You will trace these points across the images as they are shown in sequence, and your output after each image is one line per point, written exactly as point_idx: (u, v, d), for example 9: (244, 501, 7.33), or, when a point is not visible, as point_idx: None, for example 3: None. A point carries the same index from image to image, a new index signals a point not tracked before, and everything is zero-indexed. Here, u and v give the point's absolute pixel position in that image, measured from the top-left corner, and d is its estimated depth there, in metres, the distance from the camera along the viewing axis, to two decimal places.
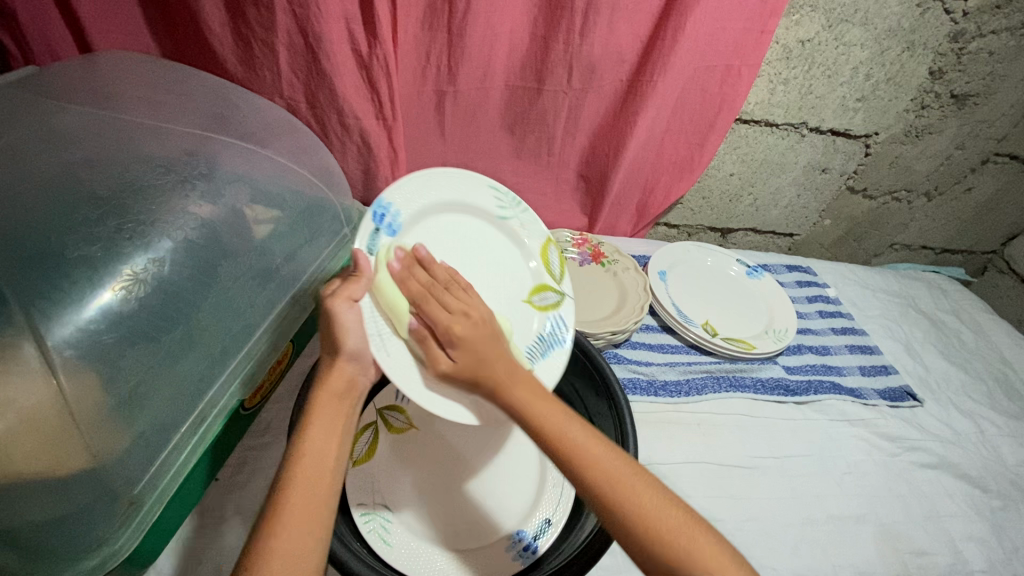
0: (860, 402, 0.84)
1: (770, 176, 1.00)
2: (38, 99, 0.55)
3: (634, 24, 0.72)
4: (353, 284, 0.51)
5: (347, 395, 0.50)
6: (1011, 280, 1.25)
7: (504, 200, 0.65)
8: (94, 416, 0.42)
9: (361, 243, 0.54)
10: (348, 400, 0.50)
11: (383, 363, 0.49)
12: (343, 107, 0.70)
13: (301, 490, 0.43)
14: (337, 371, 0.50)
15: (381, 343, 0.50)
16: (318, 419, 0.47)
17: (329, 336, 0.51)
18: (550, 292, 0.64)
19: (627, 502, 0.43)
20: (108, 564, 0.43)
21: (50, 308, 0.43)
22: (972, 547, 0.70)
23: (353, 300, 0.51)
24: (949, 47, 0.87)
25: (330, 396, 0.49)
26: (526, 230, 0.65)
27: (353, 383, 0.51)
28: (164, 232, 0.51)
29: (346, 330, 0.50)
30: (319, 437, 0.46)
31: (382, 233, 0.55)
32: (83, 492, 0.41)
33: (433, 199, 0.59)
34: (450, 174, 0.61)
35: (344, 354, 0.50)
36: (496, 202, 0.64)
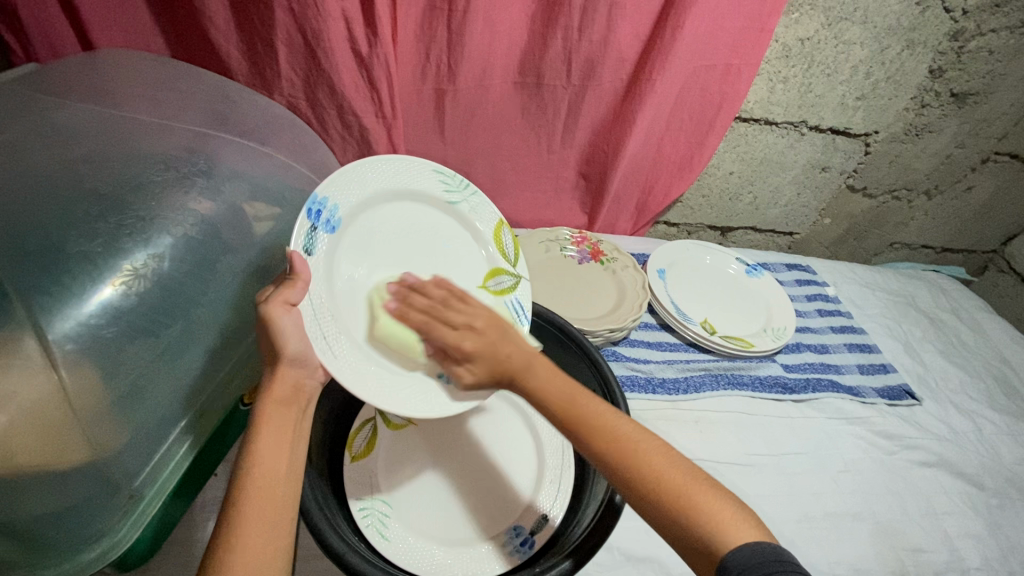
0: (858, 400, 0.84)
1: (769, 175, 1.00)
2: (39, 96, 0.55)
3: (634, 23, 0.72)
4: (290, 288, 0.47)
5: (295, 401, 0.48)
6: (1011, 279, 1.25)
7: (450, 183, 0.62)
8: (94, 410, 0.43)
9: (298, 243, 0.49)
10: (296, 407, 0.48)
11: (331, 369, 0.48)
12: (344, 102, 0.70)
13: (259, 497, 0.42)
14: (281, 380, 0.48)
15: (327, 346, 0.49)
16: (268, 427, 0.46)
17: (268, 342, 0.48)
18: (504, 275, 0.63)
19: (645, 476, 0.44)
20: (110, 555, 0.44)
21: (51, 302, 0.43)
22: (968, 545, 0.71)
23: (290, 304, 0.47)
24: (949, 46, 0.87)
25: (280, 403, 0.47)
26: (473, 211, 0.63)
27: (298, 387, 0.49)
28: (165, 229, 0.52)
29: (286, 336, 0.47)
30: (271, 445, 0.45)
31: (321, 231, 0.51)
32: (83, 485, 0.42)
33: (374, 188, 0.56)
34: (394, 159, 0.58)
35: (287, 360, 0.47)
36: (441, 185, 0.61)
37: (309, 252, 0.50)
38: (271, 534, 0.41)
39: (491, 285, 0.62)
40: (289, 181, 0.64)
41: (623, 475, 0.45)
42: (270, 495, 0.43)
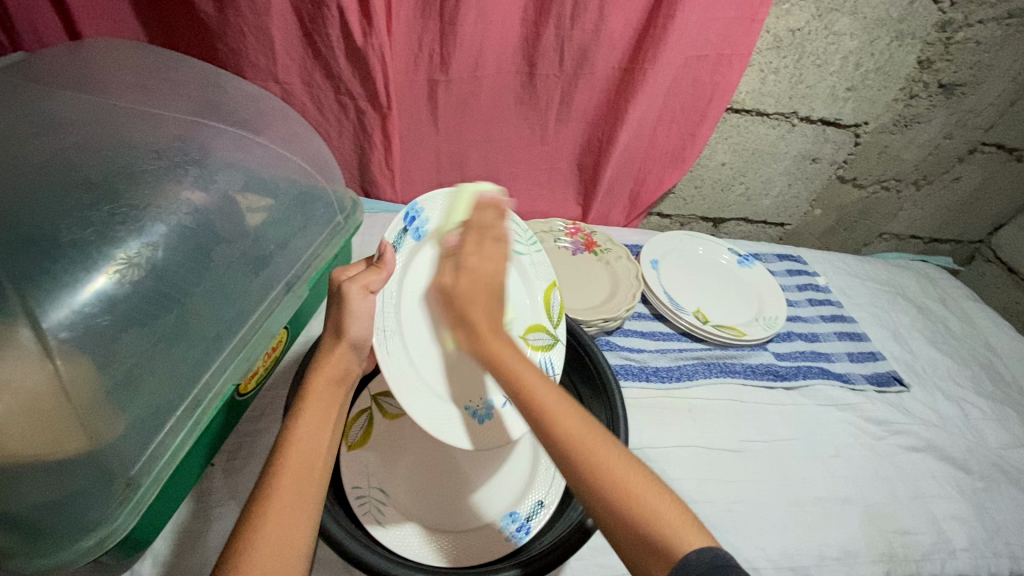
0: (847, 386, 0.85)
1: (761, 166, 1.01)
2: (28, 85, 0.55)
3: (626, 13, 0.72)
4: (372, 275, 0.50)
5: (344, 382, 0.50)
6: (997, 269, 1.27)
7: (523, 236, 0.66)
8: (90, 397, 0.42)
9: (389, 236, 0.53)
10: (344, 388, 0.50)
11: (382, 361, 0.49)
12: (339, 84, 0.71)
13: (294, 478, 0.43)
14: (336, 358, 0.49)
15: (383, 340, 0.51)
16: (312, 404, 0.47)
17: (334, 319, 0.50)
18: (545, 333, 0.63)
19: (603, 478, 0.40)
20: (106, 544, 0.42)
21: (45, 291, 0.43)
22: (955, 527, 0.72)
23: (370, 291, 0.50)
24: (937, 37, 0.88)
25: (328, 381, 0.48)
26: (537, 269, 0.66)
27: (349, 371, 0.50)
28: (158, 218, 0.51)
29: (354, 318, 0.49)
30: (311, 429, 0.45)
31: (408, 236, 0.55)
32: (79, 474, 0.41)
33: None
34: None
35: (347, 339, 0.49)
36: (516, 237, 0.64)
37: (397, 248, 0.55)
38: (303, 503, 0.42)
39: (531, 338, 0.62)
40: (283, 172, 0.63)
41: (574, 470, 0.41)
42: (307, 469, 0.44)
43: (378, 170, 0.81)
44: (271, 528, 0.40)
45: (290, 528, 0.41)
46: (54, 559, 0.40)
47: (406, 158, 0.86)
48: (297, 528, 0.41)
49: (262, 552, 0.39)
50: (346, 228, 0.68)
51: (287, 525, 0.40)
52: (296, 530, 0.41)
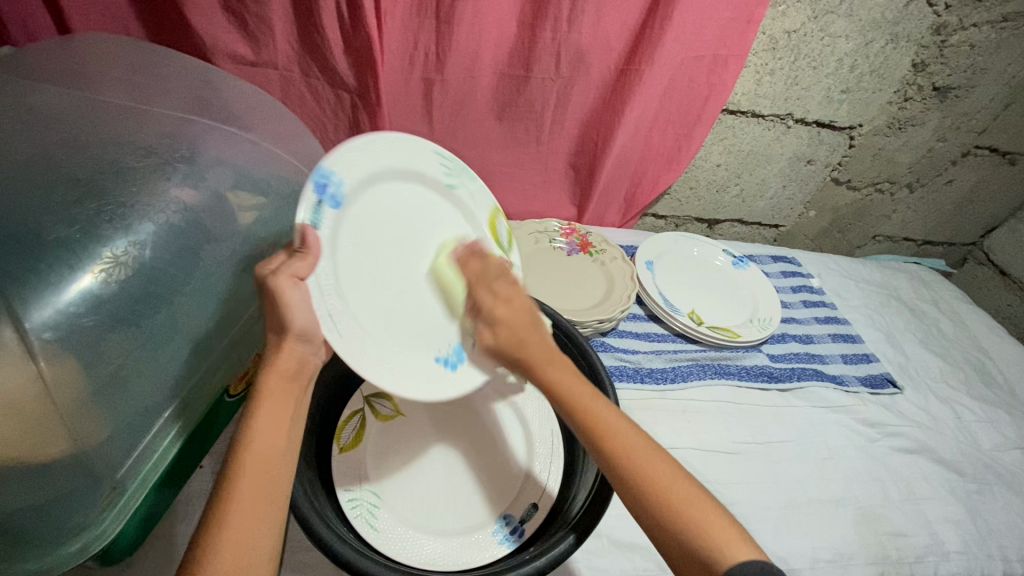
0: (842, 388, 0.85)
1: (756, 167, 1.01)
2: (12, 79, 0.54)
3: (623, 12, 0.72)
4: (299, 262, 0.45)
5: (297, 377, 0.46)
6: (990, 271, 1.28)
7: (450, 167, 0.59)
8: (74, 399, 0.41)
9: (303, 216, 0.46)
10: (297, 384, 0.46)
11: (337, 347, 0.46)
12: (335, 77, 0.70)
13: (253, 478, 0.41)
14: (286, 354, 0.46)
15: (333, 324, 0.46)
16: (268, 399, 0.44)
17: (273, 315, 0.45)
18: (500, 259, 0.60)
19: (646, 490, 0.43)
20: (92, 548, 0.42)
21: (28, 289, 0.42)
22: (948, 529, 0.72)
23: (300, 278, 0.45)
24: (932, 40, 0.88)
25: (280, 378, 0.45)
26: (474, 198, 0.60)
27: (303, 364, 0.47)
28: (146, 216, 0.50)
29: (294, 308, 0.44)
30: (267, 427, 0.43)
31: (326, 207, 0.47)
32: (61, 480, 0.41)
33: (374, 166, 0.52)
34: (394, 137, 0.53)
35: (290, 335, 0.45)
36: (443, 169, 0.57)
37: (318, 226, 0.47)
38: (263, 506, 0.40)
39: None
40: (275, 170, 0.63)
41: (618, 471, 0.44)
42: (267, 471, 0.41)
43: None
44: (233, 534, 0.38)
45: (257, 529, 0.39)
46: (36, 565, 0.40)
47: None
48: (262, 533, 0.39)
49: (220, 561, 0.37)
50: None
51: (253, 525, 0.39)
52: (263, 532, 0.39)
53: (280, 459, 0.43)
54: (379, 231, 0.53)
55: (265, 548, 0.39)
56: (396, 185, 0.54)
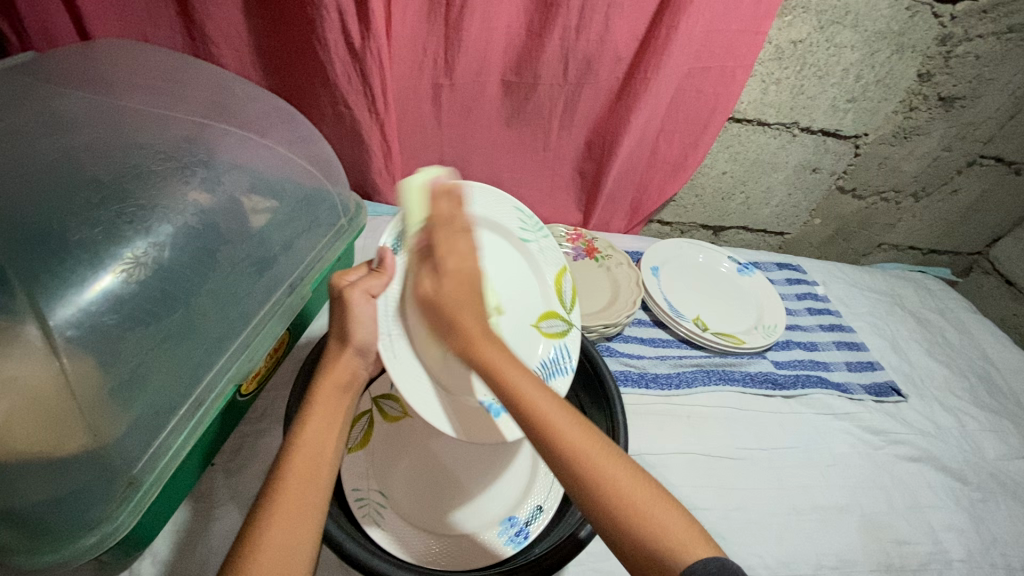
0: (846, 396, 0.86)
1: (762, 175, 1.02)
2: (37, 84, 0.55)
3: (631, 22, 0.73)
4: (374, 279, 0.52)
5: (350, 387, 0.51)
6: (996, 281, 1.28)
7: (527, 223, 0.66)
8: (95, 394, 0.43)
9: (385, 240, 0.55)
10: (349, 394, 0.51)
11: (388, 365, 0.49)
12: (337, 92, 0.71)
13: (299, 472, 0.43)
14: (342, 363, 0.51)
15: (390, 344, 0.51)
16: (319, 406, 0.48)
17: (339, 327, 0.51)
18: (558, 320, 0.63)
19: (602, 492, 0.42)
20: (108, 542, 0.42)
21: (52, 288, 0.43)
22: (952, 538, 0.72)
23: (370, 294, 0.51)
24: (937, 51, 0.89)
25: (334, 386, 0.50)
26: (544, 255, 0.65)
27: (354, 376, 0.52)
28: (165, 218, 0.52)
29: (359, 321, 0.50)
30: (315, 429, 0.46)
31: (408, 235, 0.56)
32: (82, 473, 0.41)
33: None
34: (480, 189, 0.62)
35: (351, 346, 0.50)
36: (519, 224, 0.65)
37: (397, 251, 0.56)
38: (308, 498, 0.42)
39: (543, 326, 0.62)
40: (289, 174, 0.64)
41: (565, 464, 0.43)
42: (313, 465, 0.44)
43: (379, 172, 0.81)
44: (278, 526, 0.40)
45: (302, 515, 0.41)
46: (55, 557, 0.40)
47: (408, 161, 0.86)
48: (307, 518, 0.41)
49: (268, 548, 0.39)
50: (348, 231, 0.68)
51: (299, 510, 0.41)
52: (307, 516, 0.41)
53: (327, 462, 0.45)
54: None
55: (311, 539, 0.41)
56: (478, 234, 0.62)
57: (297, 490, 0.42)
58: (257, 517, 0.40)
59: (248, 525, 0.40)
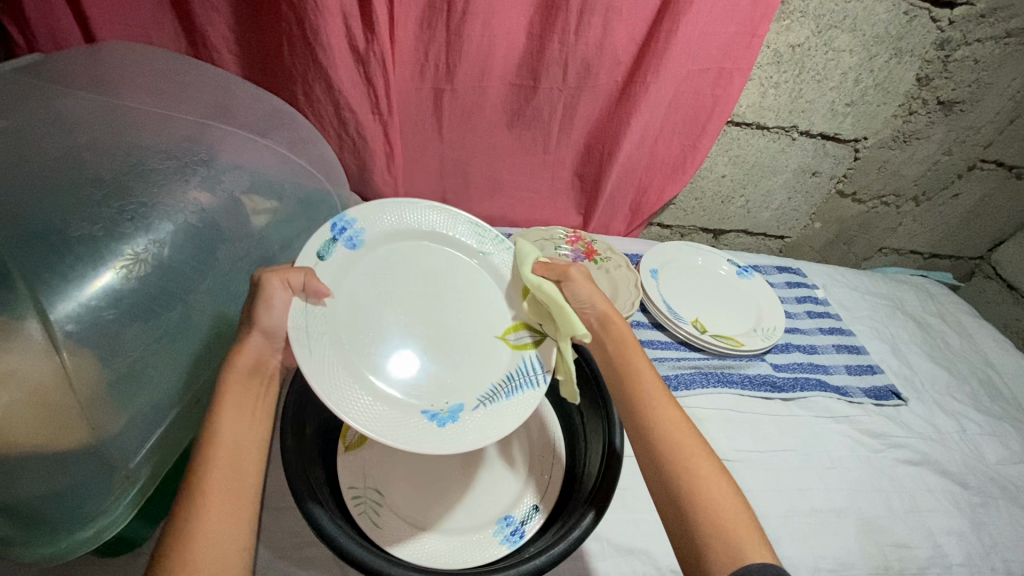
0: (845, 399, 0.85)
1: (761, 178, 1.02)
2: (42, 84, 0.56)
3: (629, 26, 0.73)
4: (294, 270, 0.47)
5: (259, 373, 0.47)
6: (997, 285, 1.27)
7: (486, 236, 0.61)
8: (93, 390, 0.43)
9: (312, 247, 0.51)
10: (259, 380, 0.47)
11: (303, 361, 0.44)
12: (340, 100, 0.71)
13: (221, 473, 0.41)
14: (248, 348, 0.47)
15: (307, 341, 0.45)
16: (229, 400, 0.44)
17: (247, 309, 0.47)
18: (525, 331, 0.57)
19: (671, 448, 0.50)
20: (103, 535, 0.44)
21: (53, 284, 0.43)
22: (951, 542, 0.72)
23: (288, 285, 0.47)
24: (935, 55, 0.89)
25: (240, 378, 0.46)
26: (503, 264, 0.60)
27: (262, 363, 0.48)
28: (165, 216, 0.53)
29: (268, 308, 0.47)
30: (231, 423, 0.43)
31: (340, 245, 0.53)
32: (80, 468, 0.43)
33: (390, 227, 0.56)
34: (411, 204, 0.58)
35: (257, 327, 0.47)
36: (475, 237, 0.60)
37: (325, 258, 0.51)
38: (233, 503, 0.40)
39: (510, 338, 0.56)
40: (288, 176, 0.66)
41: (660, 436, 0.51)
42: (237, 458, 0.42)
43: (379, 177, 0.81)
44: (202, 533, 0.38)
45: (235, 501, 0.40)
46: (51, 549, 0.41)
47: (409, 164, 0.87)
48: (243, 503, 0.40)
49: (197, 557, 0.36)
50: None
51: (227, 493, 0.40)
52: (242, 494, 0.41)
53: (249, 453, 0.43)
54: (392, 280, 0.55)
55: (243, 539, 0.39)
56: (419, 247, 0.58)
57: (220, 475, 0.40)
58: (177, 512, 0.38)
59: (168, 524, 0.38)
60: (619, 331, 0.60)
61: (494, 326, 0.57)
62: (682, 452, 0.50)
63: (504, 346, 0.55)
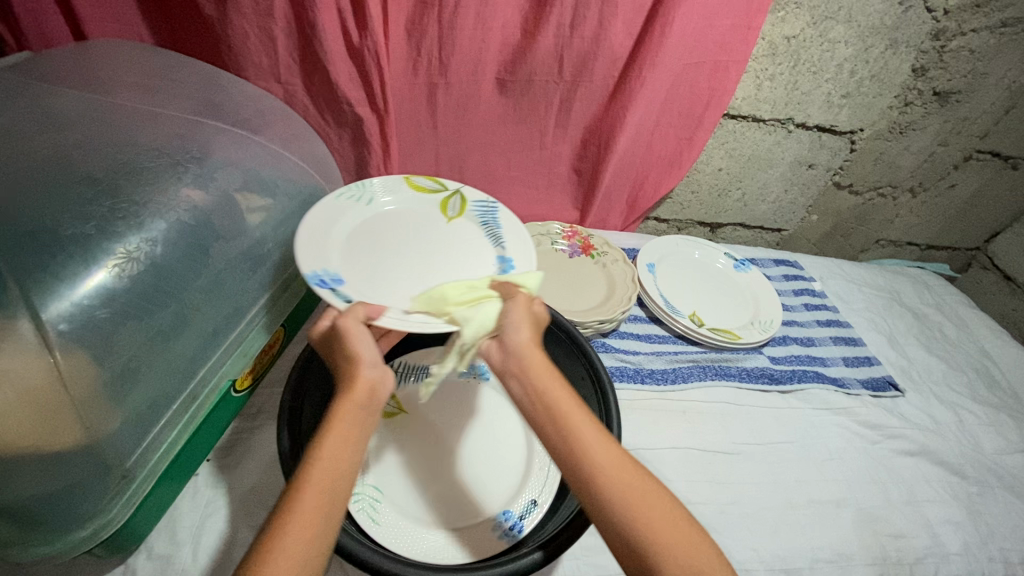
0: (843, 391, 0.85)
1: (758, 171, 1.02)
2: (32, 82, 0.56)
3: (624, 20, 0.73)
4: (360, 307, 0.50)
5: (374, 407, 0.44)
6: (994, 276, 1.27)
7: (355, 193, 0.65)
8: (87, 390, 0.43)
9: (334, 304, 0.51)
10: (375, 417, 0.44)
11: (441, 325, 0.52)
12: (338, 92, 0.70)
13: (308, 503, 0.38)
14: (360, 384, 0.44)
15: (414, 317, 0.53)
16: (340, 428, 0.42)
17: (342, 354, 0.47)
18: (451, 199, 0.69)
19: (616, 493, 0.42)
20: (101, 534, 0.45)
21: (44, 283, 0.43)
22: (949, 532, 0.72)
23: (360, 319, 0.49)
24: (931, 45, 0.89)
25: (356, 408, 0.43)
26: (387, 185, 0.67)
27: (377, 392, 0.45)
28: (158, 214, 0.52)
29: (358, 342, 0.46)
30: (331, 451, 0.40)
31: (337, 286, 0.54)
32: (76, 468, 0.42)
33: (331, 246, 0.58)
34: (306, 230, 0.57)
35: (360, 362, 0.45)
36: (356, 198, 0.64)
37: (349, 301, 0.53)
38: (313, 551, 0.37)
39: (450, 211, 0.68)
40: (283, 173, 0.65)
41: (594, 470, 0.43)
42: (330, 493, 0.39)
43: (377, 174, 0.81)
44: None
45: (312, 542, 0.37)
46: (49, 548, 0.42)
47: (404, 160, 0.86)
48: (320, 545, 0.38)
49: None
50: None
51: (316, 517, 0.38)
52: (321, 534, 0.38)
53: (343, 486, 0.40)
54: (371, 266, 0.59)
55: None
56: (350, 242, 0.61)
57: (308, 519, 0.38)
58: (259, 544, 0.37)
59: (252, 551, 0.36)
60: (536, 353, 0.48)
61: (438, 219, 0.67)
62: (629, 495, 0.42)
63: (459, 217, 0.68)
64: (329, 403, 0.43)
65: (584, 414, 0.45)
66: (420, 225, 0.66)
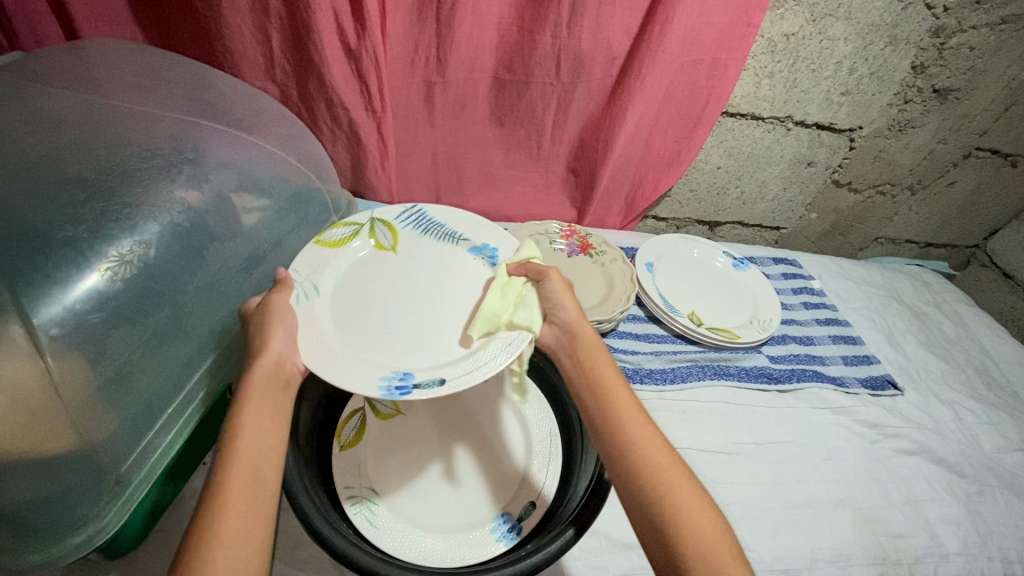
0: (842, 390, 0.85)
1: (756, 169, 1.01)
2: (23, 82, 0.55)
3: (622, 18, 0.72)
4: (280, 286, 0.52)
5: (281, 381, 0.47)
6: (993, 273, 1.27)
7: (309, 285, 0.54)
8: (80, 395, 0.42)
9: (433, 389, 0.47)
10: (284, 389, 0.47)
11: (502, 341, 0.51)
12: (332, 95, 0.70)
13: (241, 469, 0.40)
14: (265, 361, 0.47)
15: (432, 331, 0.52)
16: (253, 402, 0.44)
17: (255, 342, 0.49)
18: (375, 230, 0.61)
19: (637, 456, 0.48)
20: (94, 541, 0.44)
21: (35, 287, 0.43)
22: (948, 531, 0.72)
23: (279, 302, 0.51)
24: (931, 42, 0.89)
25: (265, 382, 0.46)
26: (312, 258, 0.56)
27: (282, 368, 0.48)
28: (152, 216, 0.52)
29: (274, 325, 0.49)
30: (250, 425, 0.43)
31: (410, 376, 0.48)
32: (70, 473, 0.42)
33: (340, 348, 0.50)
34: (317, 364, 0.47)
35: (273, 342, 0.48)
36: (312, 290, 0.53)
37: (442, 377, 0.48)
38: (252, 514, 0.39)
39: (379, 242, 0.61)
40: (279, 172, 0.65)
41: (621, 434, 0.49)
42: (260, 460, 0.41)
43: (374, 174, 0.81)
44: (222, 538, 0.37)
45: (252, 502, 0.39)
46: (42, 556, 0.42)
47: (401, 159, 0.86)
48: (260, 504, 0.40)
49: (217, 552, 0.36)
50: None
51: (247, 489, 0.40)
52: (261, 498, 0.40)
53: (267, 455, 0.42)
54: (388, 337, 0.53)
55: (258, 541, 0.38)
56: (347, 329, 0.52)
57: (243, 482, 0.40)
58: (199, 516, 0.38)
59: (193, 523, 0.38)
60: (588, 330, 0.56)
61: (382, 260, 0.59)
62: (654, 461, 0.47)
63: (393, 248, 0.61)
64: (238, 382, 0.47)
65: (624, 391, 0.52)
66: (380, 280, 0.58)
